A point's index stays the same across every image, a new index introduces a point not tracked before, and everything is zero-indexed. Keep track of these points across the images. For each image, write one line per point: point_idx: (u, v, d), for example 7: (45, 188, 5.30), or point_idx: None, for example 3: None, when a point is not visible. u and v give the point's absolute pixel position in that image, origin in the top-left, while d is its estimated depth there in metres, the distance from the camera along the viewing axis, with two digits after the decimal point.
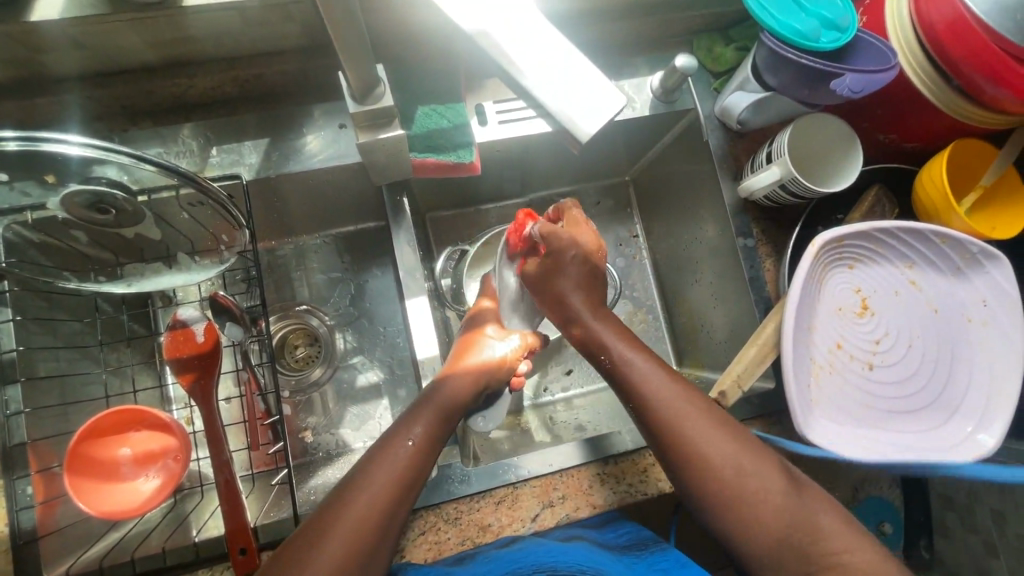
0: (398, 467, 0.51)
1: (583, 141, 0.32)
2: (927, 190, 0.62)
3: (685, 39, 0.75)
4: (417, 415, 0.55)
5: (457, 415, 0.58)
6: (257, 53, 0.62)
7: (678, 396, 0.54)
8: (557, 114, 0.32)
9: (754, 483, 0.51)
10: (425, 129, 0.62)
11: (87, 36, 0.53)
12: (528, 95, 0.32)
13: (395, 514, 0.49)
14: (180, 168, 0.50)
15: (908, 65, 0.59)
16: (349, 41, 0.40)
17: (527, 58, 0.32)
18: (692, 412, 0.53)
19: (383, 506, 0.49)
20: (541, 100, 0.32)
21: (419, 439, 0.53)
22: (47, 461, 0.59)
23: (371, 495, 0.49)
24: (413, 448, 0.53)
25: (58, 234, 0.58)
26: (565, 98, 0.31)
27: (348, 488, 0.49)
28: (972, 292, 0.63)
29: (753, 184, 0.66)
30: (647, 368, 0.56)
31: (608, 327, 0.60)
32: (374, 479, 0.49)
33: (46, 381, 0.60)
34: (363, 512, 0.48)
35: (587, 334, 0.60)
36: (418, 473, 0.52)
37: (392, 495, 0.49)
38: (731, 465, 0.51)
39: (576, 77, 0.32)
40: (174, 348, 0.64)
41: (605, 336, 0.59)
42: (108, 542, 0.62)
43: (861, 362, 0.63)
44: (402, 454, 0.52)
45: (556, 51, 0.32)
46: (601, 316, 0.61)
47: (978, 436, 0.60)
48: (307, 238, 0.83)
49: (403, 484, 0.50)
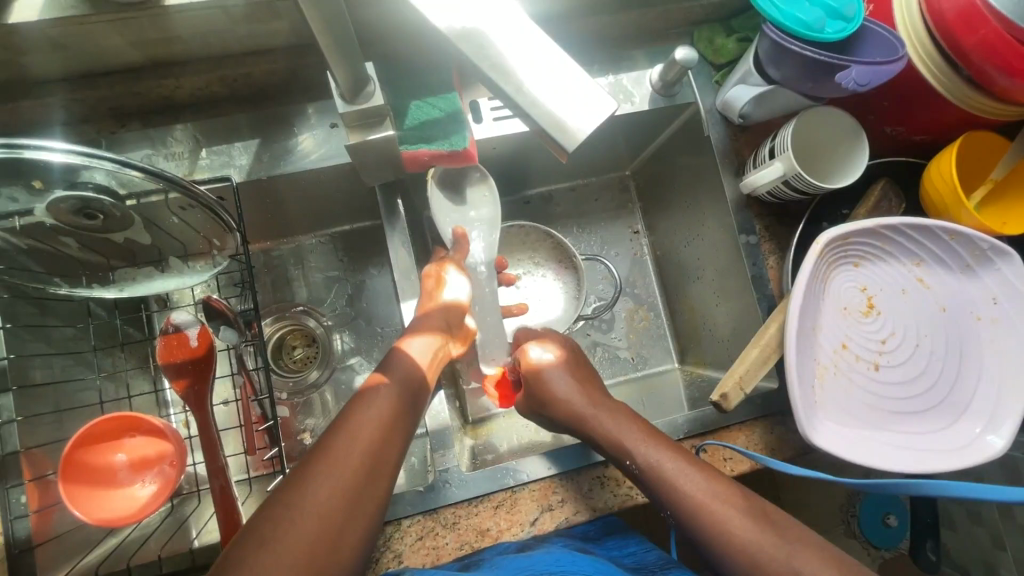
0: (378, 405, 0.51)
1: (571, 150, 0.30)
2: (936, 185, 0.60)
3: (685, 31, 0.73)
4: (393, 363, 0.55)
5: (421, 385, 0.55)
6: (243, 52, 0.61)
7: (693, 482, 0.51)
8: (537, 120, 0.30)
9: (744, 533, 0.48)
10: (416, 121, 0.59)
11: (68, 37, 0.52)
12: (506, 99, 0.30)
13: (388, 452, 0.49)
14: (167, 172, 0.49)
15: (915, 53, 0.57)
16: (334, 41, 0.39)
17: (505, 62, 0.30)
18: (712, 498, 0.50)
19: (367, 440, 0.48)
20: (519, 104, 0.30)
21: (394, 382, 0.53)
22: (42, 468, 0.58)
23: (352, 430, 0.48)
24: (389, 389, 0.52)
25: (48, 241, 0.56)
26: (545, 104, 0.29)
27: (327, 438, 0.48)
28: (981, 289, 0.61)
29: (756, 181, 0.65)
30: (630, 430, 0.56)
31: (590, 400, 0.59)
32: (356, 423, 0.49)
33: (41, 387, 0.59)
34: (343, 447, 0.47)
35: (568, 406, 0.59)
36: (404, 413, 0.52)
37: (379, 434, 0.49)
38: (719, 514, 0.49)
39: (557, 79, 0.30)
40: (167, 353, 0.63)
41: (585, 405, 0.59)
42: (105, 549, 0.62)
43: (867, 362, 0.61)
44: (386, 397, 0.51)
45: (531, 49, 0.30)
46: (585, 389, 0.60)
47: (986, 437, 0.58)
48: (303, 238, 0.82)
49: (389, 424, 0.50)
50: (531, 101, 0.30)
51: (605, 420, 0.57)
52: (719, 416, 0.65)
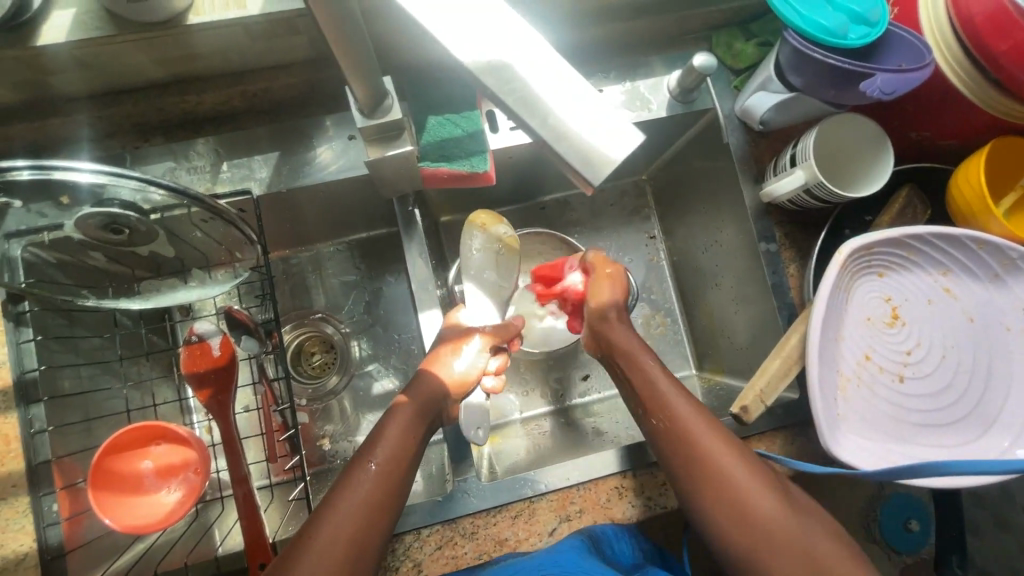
0: (364, 490, 0.49)
1: (595, 184, 0.29)
2: (963, 192, 0.58)
3: (703, 35, 0.72)
4: (377, 436, 0.53)
5: (441, 402, 0.58)
6: (262, 67, 0.62)
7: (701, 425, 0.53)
8: (561, 151, 0.29)
9: (789, 540, 0.48)
10: (438, 137, 0.60)
11: (92, 56, 0.53)
12: (528, 130, 0.29)
13: (375, 534, 0.48)
14: (189, 190, 0.50)
15: (941, 58, 0.55)
16: (354, 57, 0.39)
17: (528, 93, 0.29)
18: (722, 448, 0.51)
19: (351, 535, 0.46)
20: (542, 136, 0.29)
21: (382, 460, 0.51)
22: (72, 477, 0.60)
23: (338, 519, 0.47)
24: (375, 470, 0.50)
25: (74, 253, 0.58)
26: (569, 137, 0.29)
27: (310, 522, 0.47)
28: (1011, 299, 0.60)
29: (775, 189, 0.64)
30: (713, 435, 0.52)
31: (679, 400, 0.55)
32: (339, 510, 0.47)
33: (72, 397, 0.61)
34: (327, 542, 0.45)
35: (652, 393, 0.56)
36: (391, 492, 0.50)
37: (365, 515, 0.48)
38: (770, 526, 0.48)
39: (578, 109, 0.29)
40: (191, 362, 0.64)
41: (668, 399, 0.55)
42: (136, 552, 0.64)
43: (892, 374, 0.60)
44: (366, 476, 0.49)
45: (551, 76, 0.29)
46: (682, 396, 0.55)
47: (1015, 451, 0.57)
48: (322, 246, 0.83)
49: (372, 506, 0.48)
50: (554, 133, 0.29)
51: (693, 423, 0.53)
52: (739, 427, 0.64)
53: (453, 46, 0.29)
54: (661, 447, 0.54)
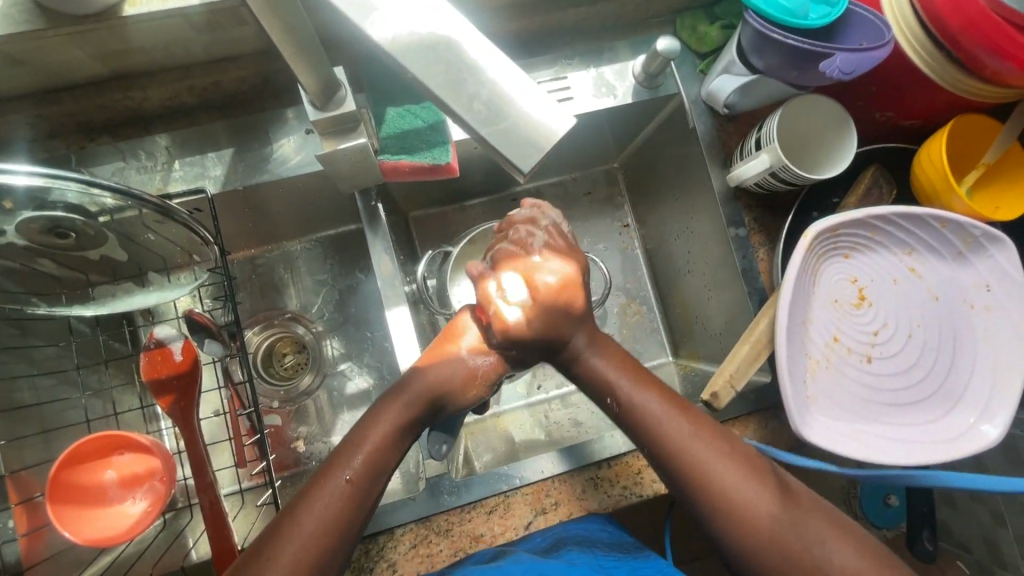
0: (332, 504, 0.48)
1: (526, 172, 0.28)
2: (926, 171, 0.58)
3: (667, 19, 0.71)
4: (357, 444, 0.51)
5: (433, 409, 0.56)
6: (211, 60, 0.59)
7: (676, 423, 0.53)
8: (488, 137, 0.28)
9: (771, 531, 0.48)
10: (397, 131, 0.59)
11: (25, 52, 0.50)
12: (454, 114, 0.28)
13: (336, 551, 0.47)
14: (136, 190, 0.48)
15: (901, 35, 0.55)
16: (297, 48, 0.36)
17: (454, 76, 0.28)
18: (692, 442, 0.52)
19: (317, 553, 0.46)
20: (468, 122, 0.28)
21: (357, 472, 0.50)
22: (29, 491, 0.57)
23: (305, 526, 0.46)
24: (348, 483, 0.49)
25: (23, 260, 0.54)
26: (495, 122, 0.28)
27: (272, 539, 0.46)
28: (974, 277, 0.60)
29: (742, 173, 0.63)
30: (704, 447, 0.51)
31: (675, 420, 0.53)
32: (313, 509, 0.47)
33: (25, 410, 0.58)
34: (296, 556, 0.45)
35: (639, 413, 0.54)
36: (357, 508, 0.49)
37: (325, 535, 0.47)
38: (761, 519, 0.48)
39: (506, 93, 0.28)
40: (152, 369, 0.62)
41: (653, 411, 0.53)
42: (100, 566, 0.62)
43: (859, 354, 0.61)
44: (338, 489, 0.48)
45: (486, 56, 0.28)
46: (645, 387, 0.55)
47: (981, 427, 0.58)
48: (291, 244, 0.81)
49: (341, 522, 0.48)
50: (481, 119, 0.28)
51: (701, 447, 0.51)
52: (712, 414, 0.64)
53: (380, 30, 0.28)
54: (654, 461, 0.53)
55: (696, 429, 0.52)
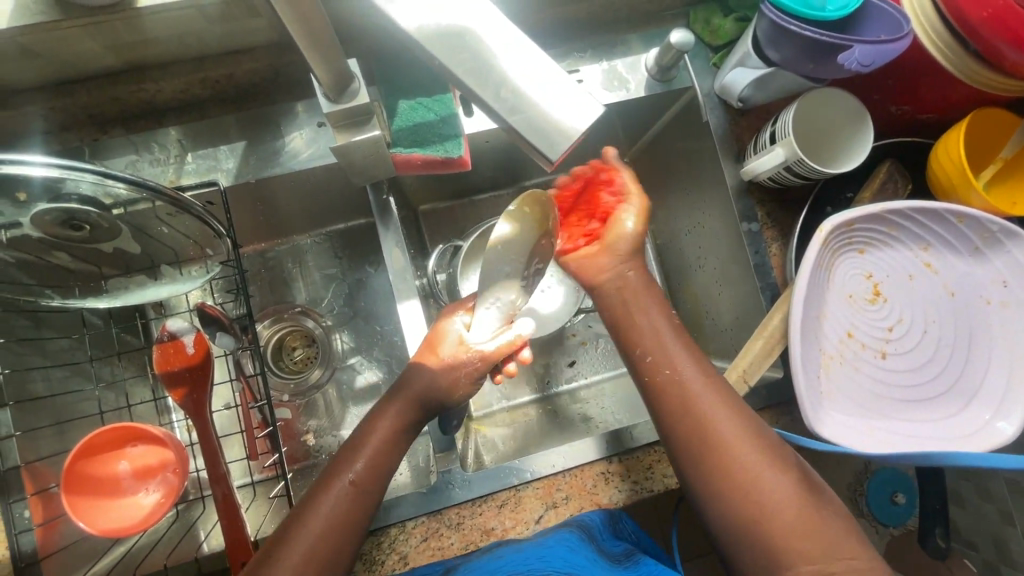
0: (338, 506, 0.48)
1: (554, 161, 0.28)
2: (943, 165, 0.58)
3: (680, 12, 0.70)
4: (358, 446, 0.52)
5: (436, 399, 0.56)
6: (223, 52, 0.59)
7: (693, 376, 0.53)
8: (515, 126, 0.28)
9: (773, 499, 0.47)
10: (409, 123, 0.58)
11: (40, 43, 0.50)
12: (479, 101, 0.28)
13: (344, 550, 0.48)
14: (150, 182, 0.47)
15: (920, 27, 0.54)
16: (315, 38, 0.36)
17: (480, 67, 0.28)
18: (708, 395, 0.52)
19: (324, 555, 0.47)
20: (494, 111, 0.28)
21: (360, 473, 0.50)
22: (44, 481, 0.58)
23: (310, 530, 0.47)
24: (352, 484, 0.50)
25: (39, 253, 0.54)
26: (521, 112, 0.28)
27: (280, 538, 0.47)
28: (991, 272, 0.60)
29: (757, 167, 0.63)
30: (719, 403, 0.51)
31: (693, 372, 0.53)
32: (322, 508, 0.48)
33: (40, 401, 0.58)
34: (301, 557, 0.46)
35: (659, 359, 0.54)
36: (361, 510, 0.49)
37: (333, 535, 0.47)
38: (766, 484, 0.48)
39: (531, 79, 0.28)
40: (165, 361, 0.62)
41: (674, 358, 0.54)
42: (115, 555, 0.63)
43: (874, 350, 0.60)
44: (343, 491, 0.49)
45: (515, 45, 0.28)
46: (670, 334, 0.56)
47: (996, 424, 0.57)
48: (300, 239, 0.81)
49: (346, 523, 0.48)
50: (507, 108, 0.28)
51: (715, 406, 0.51)
52: None
53: (405, 20, 0.28)
54: (666, 413, 0.53)
55: (714, 386, 0.53)
